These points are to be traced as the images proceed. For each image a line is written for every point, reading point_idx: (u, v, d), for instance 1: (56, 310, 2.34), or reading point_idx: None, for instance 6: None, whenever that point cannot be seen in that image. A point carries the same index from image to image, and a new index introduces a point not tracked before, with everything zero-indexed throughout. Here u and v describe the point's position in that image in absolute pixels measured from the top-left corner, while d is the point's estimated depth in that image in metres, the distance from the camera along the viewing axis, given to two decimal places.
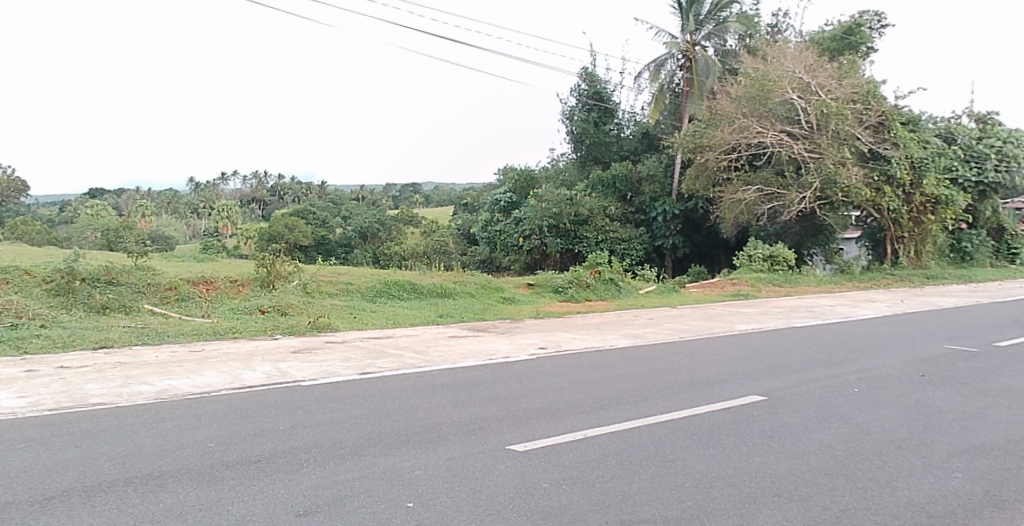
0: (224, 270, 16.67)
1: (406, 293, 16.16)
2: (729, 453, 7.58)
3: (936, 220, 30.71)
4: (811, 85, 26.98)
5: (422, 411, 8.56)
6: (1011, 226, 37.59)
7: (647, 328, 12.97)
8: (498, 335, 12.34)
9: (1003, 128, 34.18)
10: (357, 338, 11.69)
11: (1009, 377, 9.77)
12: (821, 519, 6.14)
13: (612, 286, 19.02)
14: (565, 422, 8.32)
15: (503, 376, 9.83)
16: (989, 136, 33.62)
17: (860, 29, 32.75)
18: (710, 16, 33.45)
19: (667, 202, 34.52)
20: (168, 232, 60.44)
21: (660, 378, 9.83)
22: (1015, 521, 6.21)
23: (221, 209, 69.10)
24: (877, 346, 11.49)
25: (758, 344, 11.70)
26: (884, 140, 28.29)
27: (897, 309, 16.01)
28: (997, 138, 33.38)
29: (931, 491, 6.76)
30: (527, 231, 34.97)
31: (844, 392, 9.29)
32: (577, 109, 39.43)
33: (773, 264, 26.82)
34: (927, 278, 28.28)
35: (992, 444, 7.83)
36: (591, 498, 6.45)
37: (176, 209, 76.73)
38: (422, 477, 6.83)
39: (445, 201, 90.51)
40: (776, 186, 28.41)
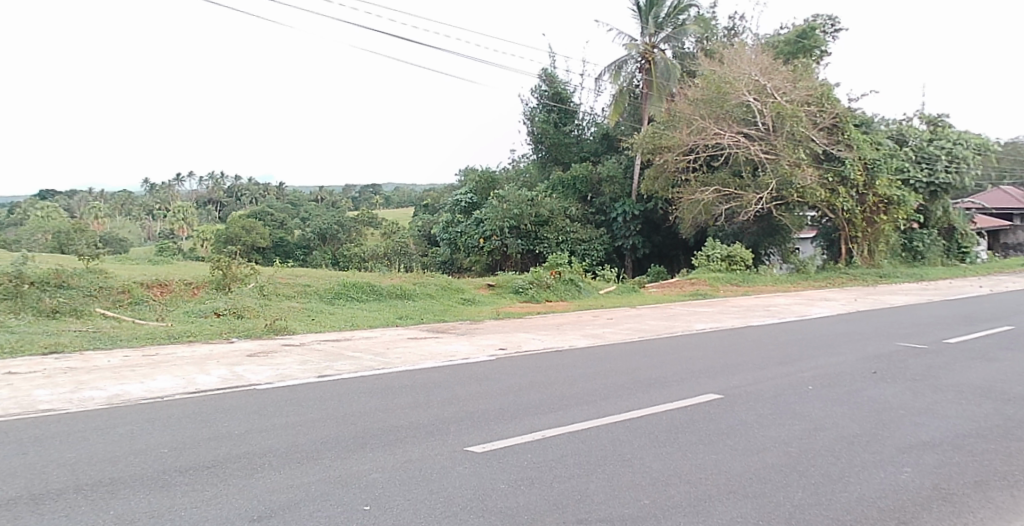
0: (177, 272, 16.41)
1: (365, 295, 16.02)
2: (685, 451, 7.64)
3: (888, 220, 31.47)
4: (768, 87, 27.50)
5: (380, 413, 8.50)
6: (961, 226, 38.49)
7: (606, 328, 13.02)
8: (457, 336, 12.30)
9: (952, 130, 34.97)
10: (315, 341, 11.55)
11: (956, 373, 10.01)
12: (775, 515, 6.21)
13: (571, 286, 19.13)
14: (524, 422, 8.33)
15: (463, 378, 9.79)
16: (939, 137, 34.44)
17: (814, 32, 33.38)
18: (669, 19, 33.68)
19: (628, 202, 34.83)
20: (122, 233, 59.49)
21: (619, 377, 9.88)
22: (964, 514, 6.36)
23: (177, 211, 67.90)
24: (831, 344, 11.67)
25: (716, 343, 11.81)
26: (838, 141, 29.01)
27: (851, 307, 16.28)
28: (947, 140, 34.20)
29: (882, 486, 6.90)
30: (487, 232, 34.59)
31: (798, 390, 9.43)
32: (538, 111, 39.62)
33: (730, 264, 27.16)
34: (879, 278, 28.71)
35: (941, 439, 8.03)
36: (550, 498, 6.46)
37: (130, 210, 75.40)
38: (379, 480, 6.77)
39: (406, 202, 90.39)
40: (733, 186, 28.71)
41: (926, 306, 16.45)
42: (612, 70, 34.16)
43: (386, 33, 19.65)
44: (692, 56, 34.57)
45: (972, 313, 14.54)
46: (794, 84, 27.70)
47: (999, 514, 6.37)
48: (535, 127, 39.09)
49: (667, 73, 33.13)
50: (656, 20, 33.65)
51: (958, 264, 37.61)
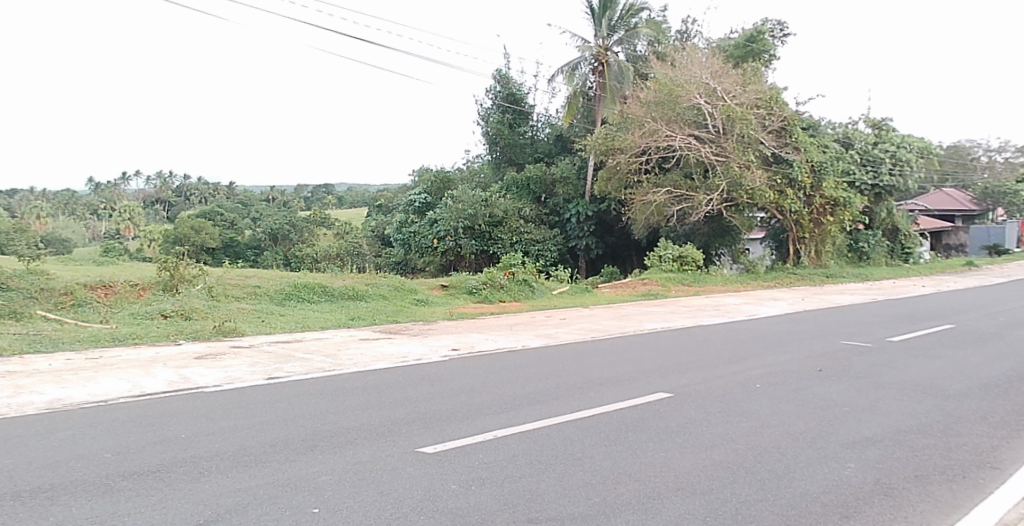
0: (121, 272, 16.06)
1: (317, 296, 15.88)
2: (635, 449, 7.71)
3: (835, 222, 32.28)
4: (718, 90, 27.75)
5: (330, 415, 8.43)
6: (904, 227, 39.55)
7: (559, 329, 13.08)
8: (410, 336, 12.26)
9: (896, 134, 35.78)
10: (264, 343, 11.42)
11: (899, 370, 10.27)
12: (722, 511, 6.31)
13: (525, 286, 19.22)
14: (476, 422, 8.34)
15: (415, 379, 9.76)
16: (883, 141, 35.27)
17: (762, 36, 33.90)
18: (622, 22, 33.85)
19: (581, 203, 35.07)
20: (65, 233, 57.92)
21: (571, 377, 9.95)
22: (905, 507, 6.54)
23: (122, 210, 66.38)
24: (779, 343, 11.89)
25: (668, 342, 11.94)
26: (786, 144, 29.56)
27: (798, 306, 16.62)
28: (890, 144, 35.00)
29: (826, 481, 7.05)
30: (441, 232, 34.82)
31: (746, 388, 9.58)
32: (492, 111, 39.49)
33: (682, 264, 27.48)
34: (825, 278, 29.33)
35: (883, 435, 8.25)
36: (501, 497, 6.47)
37: (72, 208, 73.50)
38: (329, 483, 6.72)
39: (359, 202, 89.89)
40: (685, 188, 29.00)
41: (869, 305, 16.87)
42: (567, 72, 34.28)
43: (336, 31, 19.41)
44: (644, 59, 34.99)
45: (913, 312, 14.94)
46: (744, 88, 28.08)
47: (936, 507, 6.57)
48: (490, 127, 39.02)
49: (621, 76, 33.66)
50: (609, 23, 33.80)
51: (901, 264, 38.63)
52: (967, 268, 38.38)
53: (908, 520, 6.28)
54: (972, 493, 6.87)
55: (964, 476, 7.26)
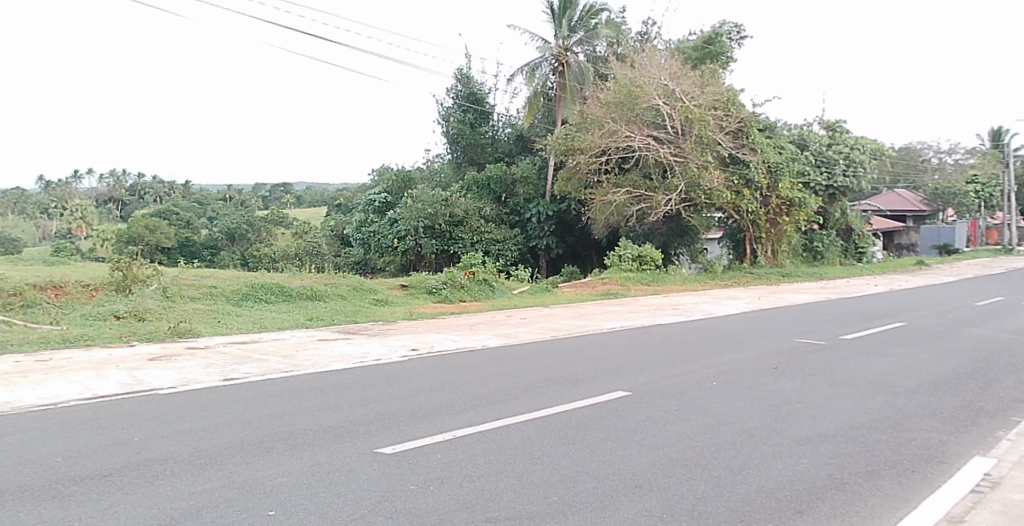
0: (72, 272, 15.74)
1: (275, 297, 15.71)
2: (594, 448, 7.77)
3: (791, 222, 32.95)
4: (676, 92, 27.92)
5: (287, 417, 8.36)
6: (858, 227, 40.33)
7: (520, 328, 13.11)
8: (369, 336, 12.20)
9: (849, 136, 36.45)
10: (220, 344, 11.25)
11: (851, 367, 10.47)
12: (679, 508, 6.38)
13: (486, 286, 19.23)
14: (435, 422, 8.33)
15: (373, 379, 9.71)
16: (838, 142, 35.92)
17: (719, 39, 34.37)
18: (581, 23, 34.21)
19: (541, 203, 35.22)
20: (13, 233, 56.33)
21: (530, 376, 9.98)
22: (856, 502, 6.68)
23: (74, 210, 64.83)
24: (736, 341, 12.05)
25: (628, 341, 12.04)
26: (743, 145, 30.07)
27: (755, 305, 16.87)
28: (844, 145, 35.64)
29: (781, 477, 7.17)
30: (401, 232, 34.61)
31: (703, 386, 9.69)
32: (453, 110, 39.50)
33: (641, 263, 27.69)
34: (781, 277, 29.78)
35: (836, 431, 8.42)
36: (459, 497, 6.47)
37: (21, 207, 71.55)
38: (285, 484, 6.66)
39: (318, 202, 89.12)
40: (644, 188, 29.12)
41: (823, 303, 17.18)
42: (527, 72, 34.50)
43: (295, 29, 19.22)
44: (604, 60, 35.24)
45: (866, 311, 15.25)
46: (702, 89, 28.37)
47: (887, 501, 6.72)
48: (452, 126, 39.00)
49: (581, 76, 34.00)
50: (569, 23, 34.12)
51: (855, 263, 39.40)
52: (919, 267, 39.40)
53: (859, 514, 6.42)
54: (920, 487, 7.04)
55: (912, 470, 7.44)
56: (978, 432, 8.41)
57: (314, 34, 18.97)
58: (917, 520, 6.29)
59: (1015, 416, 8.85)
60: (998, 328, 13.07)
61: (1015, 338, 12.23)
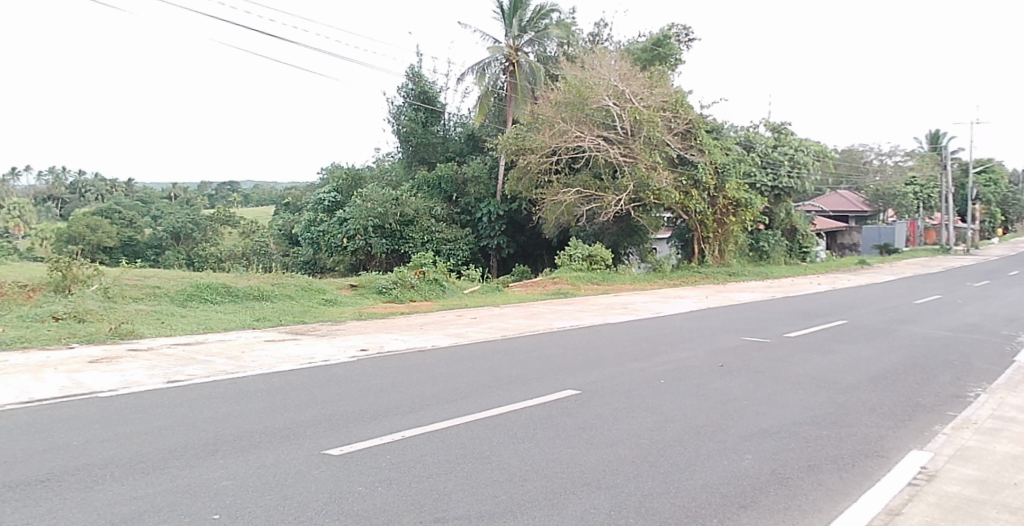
0: (7, 273, 15.28)
1: (221, 297, 15.49)
2: (543, 446, 7.83)
3: (737, 222, 33.80)
4: (626, 92, 28.02)
5: (233, 418, 8.26)
6: (802, 227, 41.17)
7: (470, 328, 13.11)
8: (317, 337, 12.08)
9: (793, 138, 37.26)
10: (164, 346, 11.02)
11: (795, 364, 10.72)
12: (626, 505, 6.46)
13: (436, 285, 19.17)
14: (383, 423, 8.30)
15: (321, 380, 9.64)
16: (783, 144, 36.65)
17: (668, 41, 34.88)
18: (532, 24, 34.49)
19: (492, 202, 35.12)
20: None
21: (480, 376, 9.99)
22: (797, 495, 6.85)
23: (10, 209, 62.72)
24: (683, 339, 12.22)
25: (577, 340, 12.14)
26: (691, 146, 30.40)
27: (702, 304, 17.13)
28: (789, 147, 36.43)
29: (726, 473, 7.31)
30: (351, 232, 34.56)
31: (651, 384, 9.82)
32: (404, 109, 39.24)
33: (591, 263, 27.87)
34: (728, 276, 30.34)
35: (780, 427, 8.61)
36: (408, 498, 6.45)
37: None
38: (230, 487, 6.58)
39: (266, 200, 87.88)
40: (594, 188, 29.30)
41: (768, 302, 17.52)
42: (477, 71, 34.48)
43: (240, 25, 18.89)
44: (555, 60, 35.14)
45: (809, 309, 15.60)
46: (651, 90, 28.43)
47: (828, 494, 6.89)
48: (403, 125, 38.75)
49: (532, 76, 34.27)
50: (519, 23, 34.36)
51: (799, 263, 40.27)
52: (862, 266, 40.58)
53: (801, 508, 6.58)
54: (860, 480, 7.24)
55: (852, 464, 7.64)
56: (916, 427, 8.67)
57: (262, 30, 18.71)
58: (857, 513, 6.47)
59: (950, 410, 9.15)
60: (935, 325, 13.50)
61: (951, 335, 12.66)
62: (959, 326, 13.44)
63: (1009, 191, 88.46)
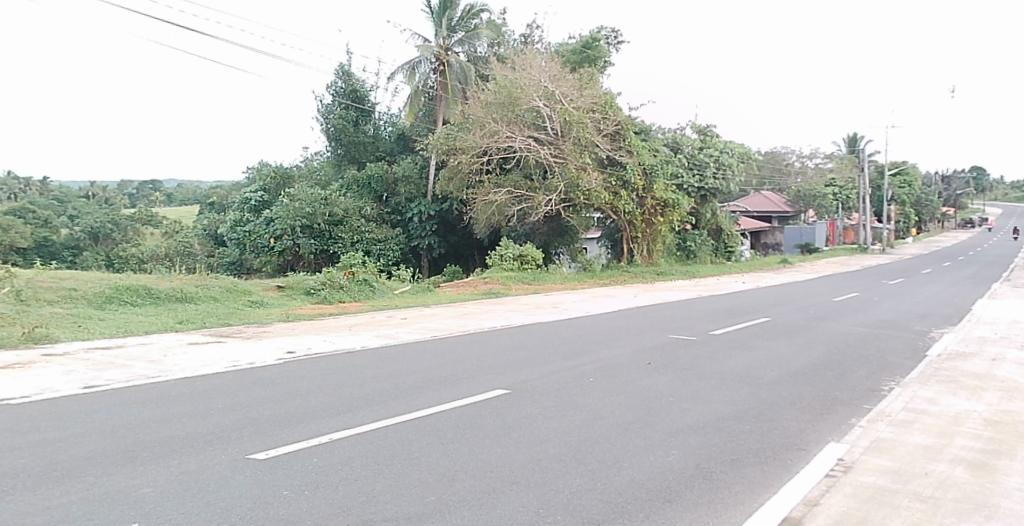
0: None
1: (142, 299, 15.07)
2: (472, 446, 7.87)
3: (665, 222, 34.54)
4: (556, 93, 28.35)
5: (153, 424, 8.06)
6: (727, 227, 42.15)
7: (402, 328, 13.08)
8: (243, 340, 11.89)
9: (719, 140, 38.33)
10: (81, 350, 10.67)
11: (719, 361, 11.01)
12: (554, 503, 6.54)
13: (365, 286, 19.10)
14: (310, 426, 8.21)
15: (247, 383, 9.49)
16: (709, 146, 37.60)
17: (597, 44, 35.49)
18: (462, 23, 34.80)
19: (422, 203, 35.15)
20: None
21: (410, 376, 10.00)
22: (721, 489, 7.04)
23: None
24: (612, 338, 12.41)
25: (509, 339, 12.23)
26: (620, 148, 31.04)
27: (630, 302, 17.37)
28: (714, 149, 37.41)
29: (652, 468, 7.47)
30: (278, 232, 33.40)
31: (580, 382, 9.96)
32: (333, 108, 38.65)
33: (522, 263, 28.05)
34: (657, 274, 31.07)
35: (705, 422, 8.84)
36: (335, 502, 6.41)
37: None
38: (150, 495, 6.44)
39: (190, 200, 85.53)
40: (525, 189, 29.46)
41: (694, 300, 17.93)
42: (406, 70, 34.27)
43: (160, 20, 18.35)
44: (485, 60, 35.44)
45: (733, 307, 16.03)
46: (581, 92, 28.91)
47: (750, 487, 7.10)
48: (333, 123, 38.10)
49: (462, 76, 34.40)
50: (449, 23, 34.61)
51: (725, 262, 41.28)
52: (784, 264, 41.93)
53: (724, 501, 6.76)
54: (780, 473, 7.48)
55: (773, 458, 7.88)
56: (834, 420, 9.01)
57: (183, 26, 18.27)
58: (778, 504, 6.68)
59: (865, 404, 9.53)
60: (852, 322, 14.04)
61: (867, 331, 13.19)
62: (875, 323, 14.00)
63: (921, 192, 92.74)
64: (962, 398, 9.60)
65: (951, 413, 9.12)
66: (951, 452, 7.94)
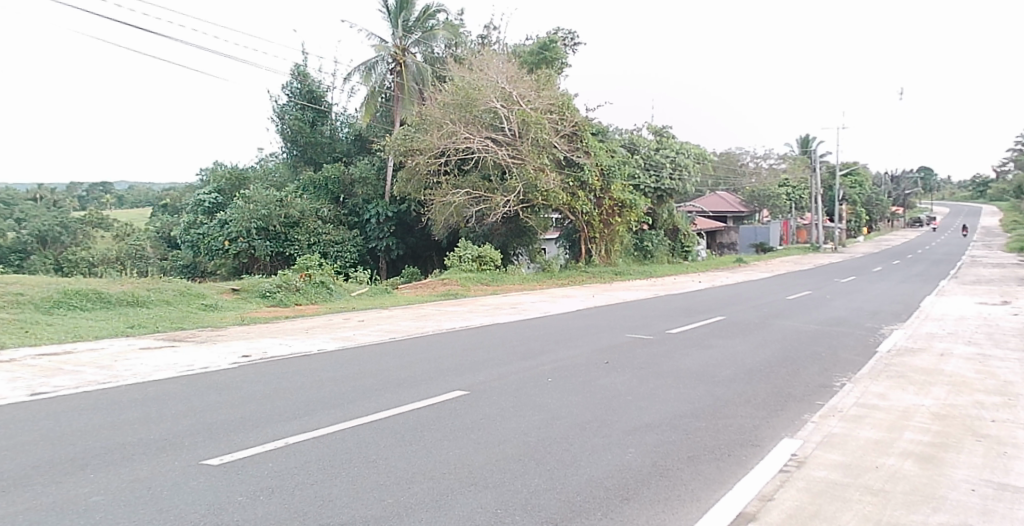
0: None
1: (92, 304, 14.78)
2: (430, 448, 7.87)
3: (622, 222, 34.97)
4: (513, 94, 28.33)
5: (105, 431, 7.93)
6: (683, 227, 42.58)
7: (358, 331, 13.00)
8: (196, 343, 11.73)
9: (674, 141, 38.75)
10: (27, 357, 10.42)
11: (674, 360, 11.15)
12: (512, 503, 6.57)
13: (322, 289, 18.98)
14: (266, 431, 8.14)
15: (201, 388, 9.37)
16: (665, 147, 37.98)
17: (553, 45, 35.55)
18: (419, 24, 34.59)
19: (380, 204, 34.92)
20: None
21: (367, 379, 9.96)
22: (677, 486, 7.14)
23: None
24: (570, 338, 12.49)
25: (467, 340, 12.24)
26: (577, 148, 31.24)
27: (588, 303, 17.47)
28: (671, 150, 37.80)
29: (610, 467, 7.54)
30: (233, 234, 33.23)
31: (538, 382, 10.02)
32: (290, 108, 38.28)
33: (481, 263, 28.06)
34: (615, 274, 31.38)
35: (661, 420, 8.95)
36: (291, 506, 6.37)
37: None
38: (101, 503, 6.33)
39: (141, 203, 83.67)
40: (483, 190, 29.46)
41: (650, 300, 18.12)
42: (363, 71, 34.03)
43: (109, 19, 18.03)
44: (443, 61, 35.43)
45: (689, 306, 16.24)
46: (538, 93, 29.01)
47: (705, 484, 7.21)
48: (289, 123, 37.70)
49: (419, 76, 34.28)
50: (406, 23, 34.40)
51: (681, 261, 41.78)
52: (739, 263, 42.64)
53: (680, 498, 6.86)
54: (735, 469, 7.61)
55: (728, 454, 8.02)
56: (788, 416, 9.19)
57: (131, 24, 17.95)
58: (732, 500, 6.79)
59: (818, 399, 9.73)
60: (804, 319, 14.32)
61: (819, 328, 13.46)
62: (827, 320, 14.30)
63: (871, 192, 94.91)
64: (911, 393, 9.85)
65: (900, 407, 9.36)
66: (900, 445, 8.15)
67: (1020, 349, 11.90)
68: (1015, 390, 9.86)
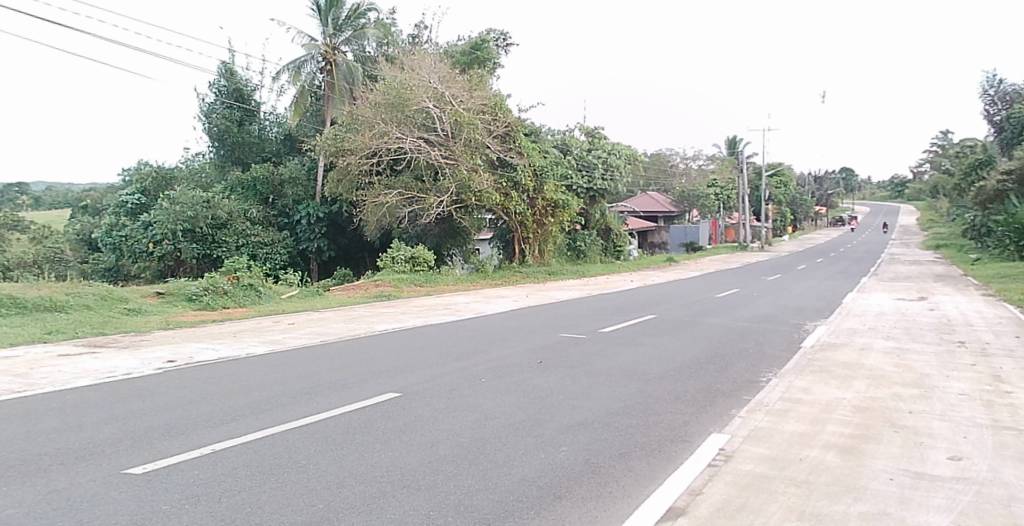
0: None
1: (6, 310, 14.24)
2: (362, 451, 7.83)
3: (555, 222, 35.29)
4: (445, 94, 28.43)
5: (21, 441, 7.66)
6: (616, 227, 43.16)
7: (289, 334, 12.82)
8: (118, 349, 11.40)
9: (606, 142, 39.26)
10: None
11: (606, 358, 11.33)
12: (444, 505, 6.59)
13: (251, 291, 18.68)
14: (193, 438, 7.98)
15: (126, 395, 9.12)
16: (597, 148, 38.47)
17: (485, 45, 35.61)
18: (348, 22, 34.22)
19: (312, 205, 34.60)
20: None
21: (298, 382, 9.84)
22: (609, 483, 7.27)
23: None
24: (504, 338, 12.57)
25: (401, 342, 12.20)
26: (510, 149, 31.36)
27: (521, 303, 17.61)
28: (602, 151, 38.30)
29: (542, 466, 7.63)
30: (157, 236, 32.04)
31: (472, 383, 10.07)
32: (217, 106, 37.40)
33: (414, 264, 27.92)
34: (548, 274, 31.61)
35: (593, 418, 9.08)
36: (218, 514, 6.26)
37: None
38: (17, 516, 6.11)
39: (58, 204, 80.34)
40: (416, 190, 29.34)
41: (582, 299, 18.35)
42: (292, 70, 33.51)
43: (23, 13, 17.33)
44: (373, 60, 35.32)
45: (621, 305, 16.53)
46: (470, 93, 29.10)
47: (636, 480, 7.37)
48: (216, 123, 36.90)
49: (349, 75, 33.89)
50: (335, 21, 33.98)
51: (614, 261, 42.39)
52: (671, 262, 43.52)
53: (611, 494, 6.99)
54: (665, 464, 7.79)
55: (658, 450, 8.20)
56: (716, 412, 9.43)
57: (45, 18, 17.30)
58: (661, 496, 6.95)
59: (745, 395, 10.02)
60: (732, 317, 14.73)
61: (747, 325, 13.86)
62: (754, 317, 14.73)
63: (796, 192, 97.98)
64: (834, 387, 10.23)
65: (824, 401, 9.71)
66: (823, 438, 8.46)
67: (935, 343, 12.49)
68: (930, 382, 10.35)
